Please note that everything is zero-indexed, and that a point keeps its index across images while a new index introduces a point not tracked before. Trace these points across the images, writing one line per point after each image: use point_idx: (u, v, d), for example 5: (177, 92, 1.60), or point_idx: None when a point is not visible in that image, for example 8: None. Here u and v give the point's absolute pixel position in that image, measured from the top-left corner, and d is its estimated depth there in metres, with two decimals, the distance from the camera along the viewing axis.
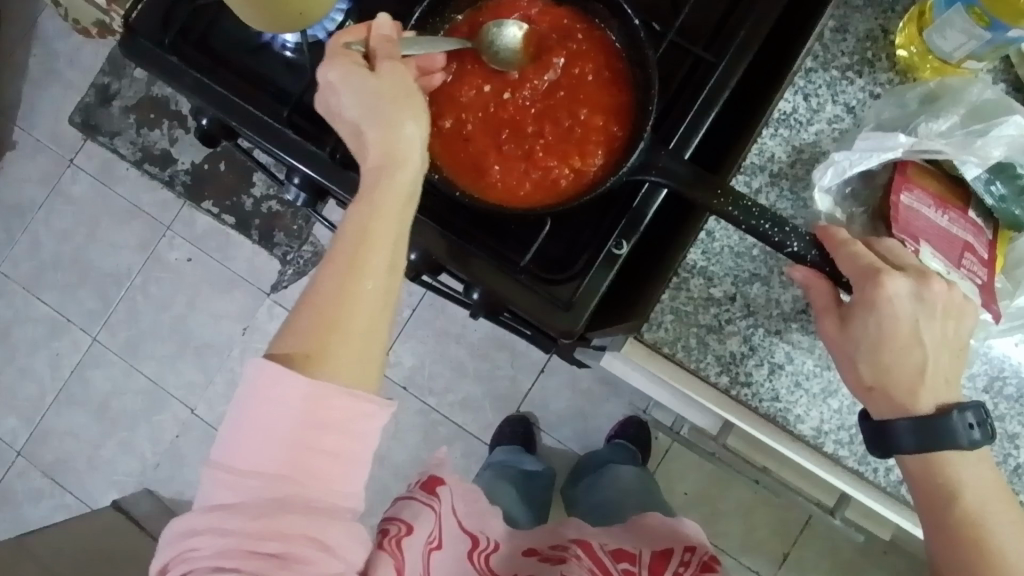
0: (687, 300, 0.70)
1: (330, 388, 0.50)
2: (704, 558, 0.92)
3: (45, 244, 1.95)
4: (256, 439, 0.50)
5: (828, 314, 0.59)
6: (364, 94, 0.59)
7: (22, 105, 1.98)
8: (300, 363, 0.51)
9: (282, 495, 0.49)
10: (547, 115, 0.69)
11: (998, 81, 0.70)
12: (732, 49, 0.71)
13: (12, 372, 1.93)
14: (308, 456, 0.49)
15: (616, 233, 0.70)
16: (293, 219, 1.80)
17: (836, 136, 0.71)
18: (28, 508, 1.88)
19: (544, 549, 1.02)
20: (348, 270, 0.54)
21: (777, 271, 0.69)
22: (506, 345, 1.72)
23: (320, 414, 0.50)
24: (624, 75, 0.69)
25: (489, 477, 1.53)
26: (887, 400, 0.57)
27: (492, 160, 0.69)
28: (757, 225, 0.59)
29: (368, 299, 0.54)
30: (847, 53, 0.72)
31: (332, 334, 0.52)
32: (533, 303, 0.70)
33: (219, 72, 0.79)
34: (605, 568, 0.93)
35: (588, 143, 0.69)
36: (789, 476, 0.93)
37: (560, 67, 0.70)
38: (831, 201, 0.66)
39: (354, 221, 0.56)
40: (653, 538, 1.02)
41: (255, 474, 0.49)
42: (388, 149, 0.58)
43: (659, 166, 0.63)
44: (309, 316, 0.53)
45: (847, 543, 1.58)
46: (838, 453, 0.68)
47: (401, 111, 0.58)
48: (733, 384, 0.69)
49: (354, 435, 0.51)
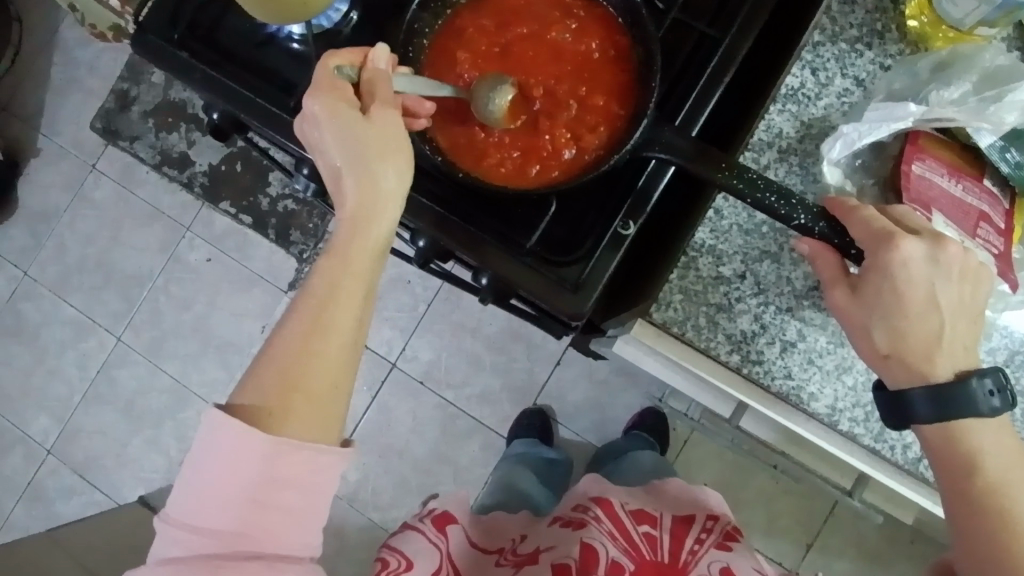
0: (696, 279, 0.69)
1: (289, 444, 0.53)
2: (727, 528, 0.97)
3: (70, 247, 2.00)
4: (211, 499, 0.52)
5: (838, 284, 0.58)
6: (345, 134, 0.59)
7: (46, 113, 2.03)
8: (262, 419, 0.53)
9: (238, 548, 0.52)
10: (551, 93, 0.68)
11: (1012, 50, 0.68)
12: (736, 26, 0.70)
13: (43, 373, 1.98)
14: (266, 513, 0.52)
15: (622, 213, 0.70)
16: (309, 217, 1.83)
17: (845, 109, 0.70)
18: (61, 505, 1.93)
19: (565, 513, 1.04)
20: (314, 326, 0.56)
21: (788, 248, 0.68)
22: (521, 338, 1.73)
23: (277, 472, 0.52)
24: (629, 53, 0.68)
25: (506, 466, 1.54)
26: (902, 367, 0.56)
27: (496, 143, 0.69)
28: (763, 198, 0.58)
29: (331, 356, 0.56)
30: (855, 25, 0.71)
31: (293, 393, 0.54)
32: (538, 285, 0.70)
33: (225, 65, 0.80)
34: (627, 531, 0.97)
35: (589, 121, 0.68)
36: (807, 460, 0.92)
37: (565, 44, 0.69)
38: (840, 173, 0.65)
39: (323, 274, 0.57)
40: (674, 504, 1.06)
41: (211, 531, 0.52)
42: (364, 201, 0.59)
43: (662, 142, 0.62)
44: (270, 370, 0.55)
45: (873, 533, 1.56)
46: (853, 431, 0.67)
47: (381, 162, 0.59)
48: (744, 362, 0.68)
49: (310, 490, 0.54)
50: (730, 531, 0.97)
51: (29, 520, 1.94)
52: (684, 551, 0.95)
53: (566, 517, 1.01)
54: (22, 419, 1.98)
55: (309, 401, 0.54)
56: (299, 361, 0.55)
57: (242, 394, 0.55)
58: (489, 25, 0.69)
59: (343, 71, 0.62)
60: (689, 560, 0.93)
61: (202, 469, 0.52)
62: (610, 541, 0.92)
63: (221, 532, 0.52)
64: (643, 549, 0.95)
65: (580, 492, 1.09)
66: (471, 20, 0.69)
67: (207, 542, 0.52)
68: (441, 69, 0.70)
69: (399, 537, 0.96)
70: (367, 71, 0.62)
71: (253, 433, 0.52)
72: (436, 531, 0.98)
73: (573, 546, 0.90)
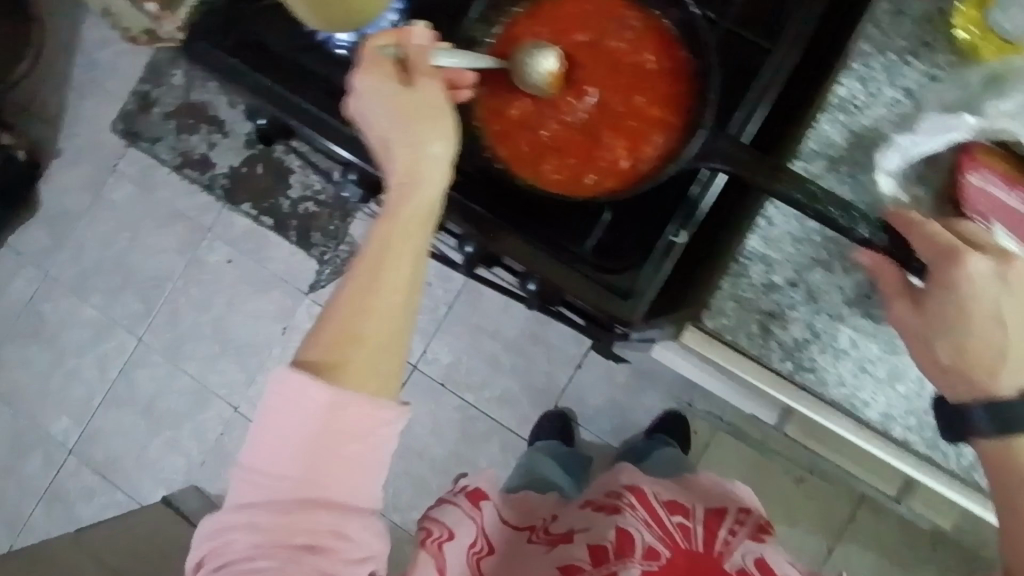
0: (748, 287, 0.70)
1: (350, 397, 0.53)
2: (759, 521, 0.98)
3: (90, 248, 2.00)
4: (278, 445, 0.53)
5: (901, 298, 0.59)
6: (391, 106, 0.60)
7: (66, 115, 2.04)
8: (324, 372, 0.54)
9: (305, 496, 0.53)
10: (606, 103, 0.69)
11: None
12: (788, 35, 0.71)
13: (63, 373, 1.99)
14: (331, 463, 0.53)
15: (675, 221, 0.72)
16: (330, 219, 1.83)
17: (896, 120, 0.70)
18: (81, 505, 1.93)
19: (597, 497, 1.04)
20: (370, 283, 0.56)
21: (840, 256, 0.69)
22: (541, 341, 1.73)
23: (338, 423, 0.53)
24: (685, 65, 0.68)
25: (529, 453, 1.55)
26: (964, 381, 0.57)
27: (551, 150, 0.69)
28: (824, 210, 0.58)
29: (388, 313, 0.56)
30: (904, 36, 0.71)
31: (352, 347, 0.54)
32: (590, 292, 0.71)
33: (273, 71, 0.81)
34: (660, 519, 0.98)
35: (643, 132, 0.68)
36: (848, 465, 0.93)
37: (620, 54, 0.69)
38: (894, 183, 0.66)
39: (376, 235, 0.58)
40: (705, 495, 1.07)
41: (280, 477, 0.53)
42: (414, 164, 0.60)
43: (719, 151, 0.62)
44: (330, 324, 0.55)
45: (894, 537, 1.57)
46: (907, 438, 0.67)
47: (428, 125, 0.60)
48: (796, 370, 0.69)
49: (369, 443, 0.54)
50: (762, 525, 0.98)
51: (49, 520, 1.95)
52: (717, 542, 0.95)
53: (598, 502, 1.01)
54: (42, 419, 1.99)
55: (366, 358, 0.55)
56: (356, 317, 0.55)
57: (306, 348, 0.55)
58: (544, 33, 0.69)
59: (383, 48, 0.61)
60: (722, 551, 0.94)
61: (267, 417, 0.53)
62: (645, 527, 0.94)
63: (287, 483, 0.53)
64: (677, 537, 0.95)
65: (610, 482, 1.10)
66: (527, 26, 0.69)
67: (276, 487, 0.53)
68: (493, 74, 0.70)
69: (437, 509, 0.96)
70: (407, 47, 0.61)
71: (315, 385, 0.52)
72: (471, 505, 0.98)
73: (609, 531, 0.91)
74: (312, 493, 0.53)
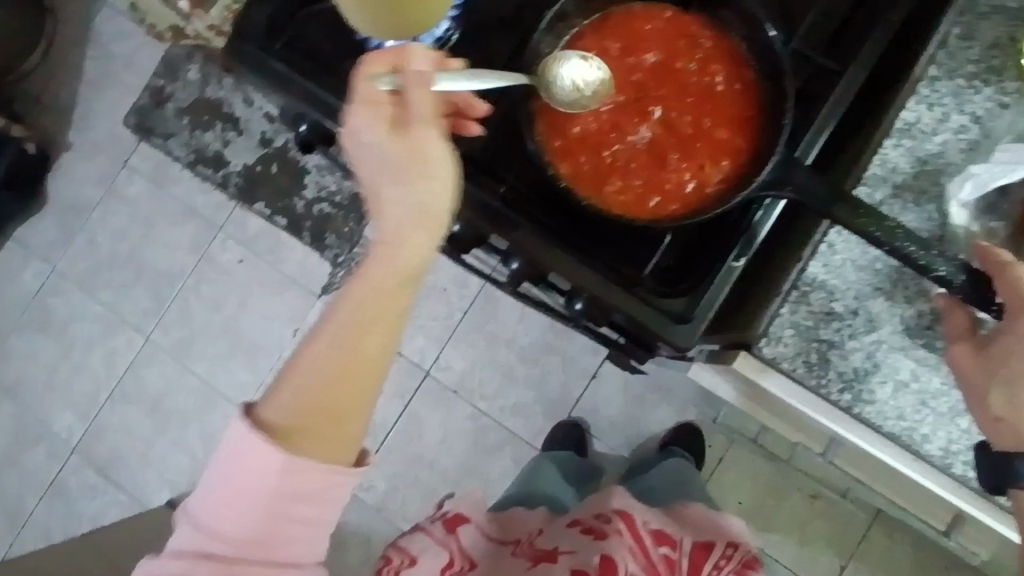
0: (807, 314, 0.68)
1: (306, 465, 0.54)
2: (745, 558, 0.99)
3: (100, 243, 1.97)
4: (233, 503, 0.54)
5: (963, 342, 0.59)
6: (392, 154, 0.54)
7: (79, 107, 2.01)
8: (280, 437, 0.53)
9: (251, 553, 0.54)
10: (672, 124, 0.67)
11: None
12: (857, 61, 0.69)
13: (68, 370, 1.96)
14: (283, 525, 0.54)
15: (734, 248, 0.69)
16: (345, 221, 1.78)
17: (964, 147, 0.69)
18: (82, 504, 1.90)
19: (584, 518, 1.01)
20: (345, 349, 0.53)
21: (904, 285, 0.67)
22: (558, 350, 1.71)
23: (295, 490, 0.54)
24: (756, 89, 0.67)
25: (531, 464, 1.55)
26: (1013, 434, 0.57)
27: (614, 169, 0.68)
28: (901, 246, 0.56)
29: (365, 382, 0.55)
30: (972, 61, 0.70)
31: (318, 418, 0.54)
32: (645, 315, 0.69)
33: (320, 76, 0.79)
34: (645, 547, 0.95)
35: (710, 155, 0.67)
36: (894, 494, 0.91)
37: (689, 74, 0.68)
38: (967, 215, 0.64)
39: (351, 294, 0.54)
40: (695, 528, 1.06)
41: (229, 536, 0.54)
42: (405, 223, 0.55)
43: (794, 183, 0.60)
44: (295, 384, 0.54)
45: (909, 558, 1.55)
46: (967, 475, 0.66)
47: (419, 176, 0.54)
48: (855, 402, 0.67)
49: (323, 503, 0.56)
50: (748, 561, 1.00)
51: (51, 518, 1.91)
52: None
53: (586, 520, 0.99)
54: (46, 415, 1.95)
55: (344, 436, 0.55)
56: (311, 396, 0.53)
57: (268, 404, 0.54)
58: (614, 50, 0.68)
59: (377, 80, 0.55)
60: None
61: (224, 469, 0.54)
62: (631, 557, 0.91)
63: (237, 539, 0.54)
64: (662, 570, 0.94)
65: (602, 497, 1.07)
66: (595, 41, 0.68)
67: (221, 544, 0.54)
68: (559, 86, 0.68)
69: (407, 536, 0.93)
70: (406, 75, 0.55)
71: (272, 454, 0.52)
72: (445, 531, 0.95)
73: (593, 557, 0.88)
74: (256, 552, 0.54)
